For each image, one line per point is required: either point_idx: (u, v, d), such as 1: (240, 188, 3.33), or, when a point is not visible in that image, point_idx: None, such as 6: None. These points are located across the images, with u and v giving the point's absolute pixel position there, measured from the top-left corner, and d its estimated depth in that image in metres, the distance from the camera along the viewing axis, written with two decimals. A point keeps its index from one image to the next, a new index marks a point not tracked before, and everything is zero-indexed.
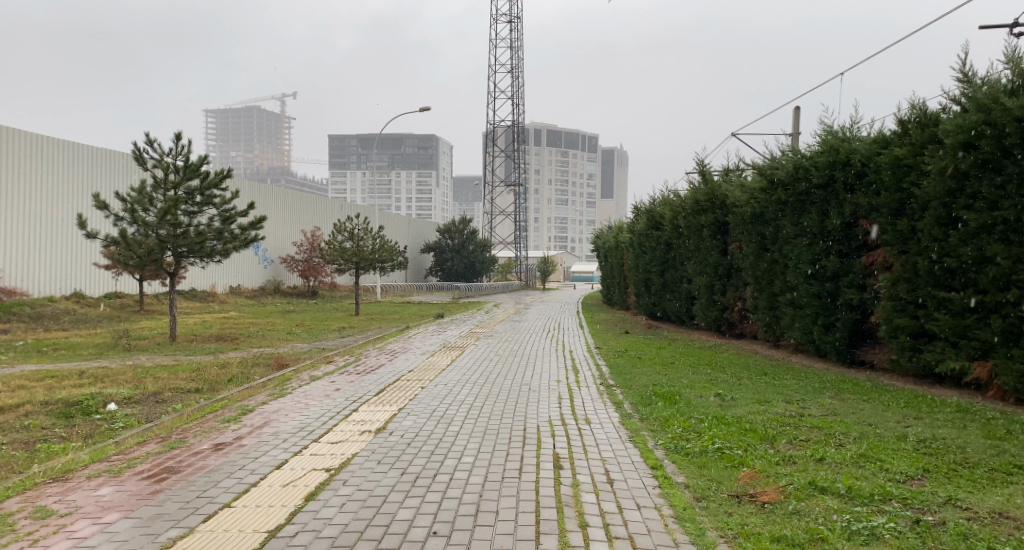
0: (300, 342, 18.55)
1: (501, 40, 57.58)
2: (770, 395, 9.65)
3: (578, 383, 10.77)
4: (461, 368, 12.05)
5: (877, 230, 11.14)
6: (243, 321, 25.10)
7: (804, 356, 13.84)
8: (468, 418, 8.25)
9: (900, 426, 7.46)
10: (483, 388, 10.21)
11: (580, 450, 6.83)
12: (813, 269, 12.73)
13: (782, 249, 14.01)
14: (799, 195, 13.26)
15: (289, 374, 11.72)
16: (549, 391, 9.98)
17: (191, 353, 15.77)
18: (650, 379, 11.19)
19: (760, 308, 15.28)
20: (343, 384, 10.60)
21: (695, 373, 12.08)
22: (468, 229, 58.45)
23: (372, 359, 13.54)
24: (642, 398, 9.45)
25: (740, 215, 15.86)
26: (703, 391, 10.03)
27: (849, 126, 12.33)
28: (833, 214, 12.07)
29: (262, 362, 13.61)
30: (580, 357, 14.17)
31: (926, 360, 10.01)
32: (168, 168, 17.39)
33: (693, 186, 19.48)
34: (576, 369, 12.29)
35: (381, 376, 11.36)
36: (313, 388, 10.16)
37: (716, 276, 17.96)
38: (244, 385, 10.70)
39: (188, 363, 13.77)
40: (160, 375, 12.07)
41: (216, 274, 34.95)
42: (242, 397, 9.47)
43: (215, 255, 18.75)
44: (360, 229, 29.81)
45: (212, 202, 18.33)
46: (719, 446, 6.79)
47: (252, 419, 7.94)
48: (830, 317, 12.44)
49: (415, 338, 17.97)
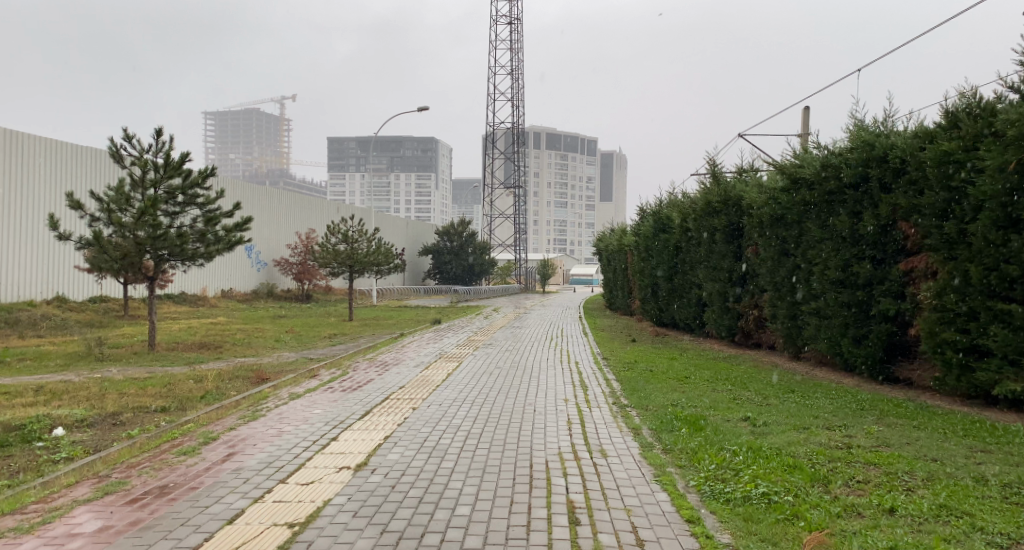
0: (287, 351, 17.42)
1: (501, 41, 56.68)
2: (806, 419, 8.55)
3: (587, 402, 9.70)
4: (456, 384, 10.96)
5: (919, 232, 10.06)
6: (231, 326, 23.93)
7: (830, 371, 12.76)
8: (464, 450, 7.18)
9: (971, 463, 6.40)
10: (481, 409, 9.13)
11: (600, 497, 5.77)
12: (842, 276, 11.63)
13: (806, 254, 12.95)
14: (827, 195, 12.19)
15: (268, 391, 10.58)
16: (556, 414, 8.87)
17: (170, 364, 14.63)
18: (667, 398, 10.07)
19: (779, 317, 14.21)
20: (324, 403, 9.47)
21: (715, 391, 10.97)
22: (468, 232, 57.25)
23: (361, 372, 12.42)
24: (662, 424, 8.36)
25: (758, 217, 14.79)
26: (730, 415, 8.91)
27: (883, 120, 11.29)
28: (867, 216, 10.99)
29: (241, 376, 12.47)
30: (587, 370, 13.03)
31: (978, 380, 8.95)
32: (147, 165, 16.26)
33: (704, 186, 18.39)
34: (584, 385, 11.17)
35: (369, 394, 10.24)
36: (290, 408, 9.02)
37: (730, 282, 16.87)
38: (214, 404, 9.55)
39: (161, 376, 12.64)
40: (127, 390, 10.92)
41: (205, 278, 33.77)
42: (209, 420, 8.34)
43: (197, 259, 17.63)
44: (354, 231, 28.69)
45: (195, 202, 17.26)
46: (764, 491, 5.75)
47: (214, 450, 6.83)
48: (861, 329, 11.36)
49: (409, 348, 16.87)
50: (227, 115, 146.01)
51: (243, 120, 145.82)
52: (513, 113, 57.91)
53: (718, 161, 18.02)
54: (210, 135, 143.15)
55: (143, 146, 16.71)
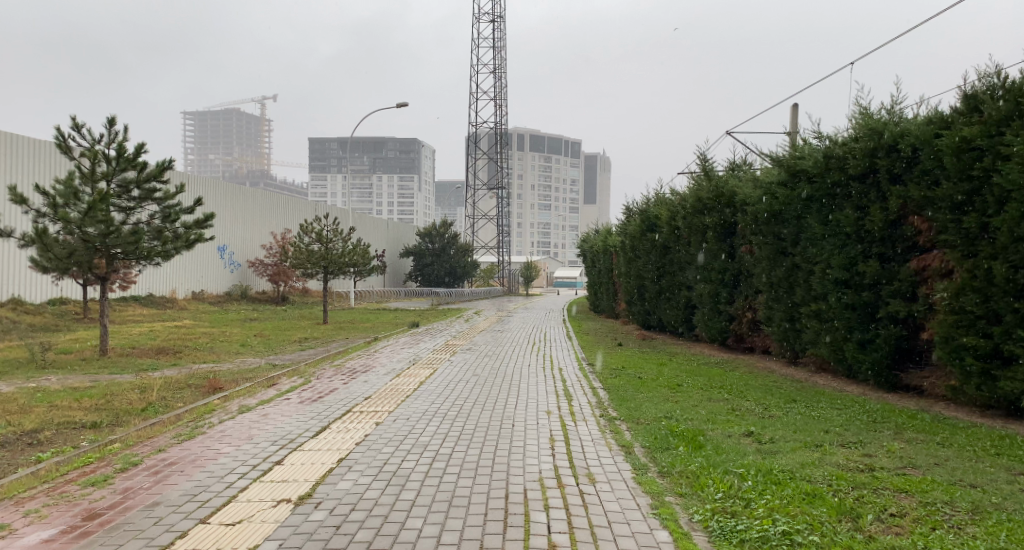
0: (250, 358, 16.29)
1: (484, 40, 55.70)
2: (816, 434, 7.64)
3: (573, 414, 8.75)
4: (429, 394, 9.94)
5: (934, 227, 9.19)
6: (196, 330, 22.71)
7: (830, 377, 11.91)
8: (430, 476, 6.18)
9: (1019, 491, 5.48)
10: (454, 423, 8.13)
11: (589, 539, 4.84)
12: (847, 275, 10.76)
13: (806, 252, 12.08)
14: (829, 188, 11.31)
15: (217, 403, 9.50)
16: (538, 430, 7.90)
17: (119, 373, 13.46)
18: (660, 410, 9.12)
19: (776, 320, 13.35)
20: (276, 418, 8.40)
21: (712, 401, 10.08)
22: (449, 232, 55.99)
23: (324, 381, 11.33)
24: (656, 441, 7.42)
25: (753, 213, 13.93)
26: (732, 430, 7.99)
27: (892, 106, 10.42)
28: (874, 210, 10.11)
29: (192, 386, 11.38)
30: (570, 377, 12.08)
31: (1002, 389, 8.08)
32: (97, 156, 15.16)
33: (695, 182, 17.52)
34: (568, 394, 10.21)
35: (328, 406, 9.16)
36: (236, 424, 7.98)
37: (722, 283, 15.99)
38: (152, 419, 8.49)
39: (104, 386, 11.53)
40: (59, 403, 9.78)
41: (174, 278, 32.42)
42: (138, 439, 7.26)
43: (155, 258, 16.48)
44: (329, 231, 27.55)
45: (152, 196, 16.18)
46: (785, 529, 4.82)
47: (131, 479, 5.76)
48: (867, 332, 10.50)
49: (382, 353, 15.80)
50: (206, 116, 143.58)
51: (222, 120, 143.49)
52: (495, 113, 56.92)
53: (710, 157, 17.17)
54: (189, 135, 141.10)
55: (94, 136, 15.58)
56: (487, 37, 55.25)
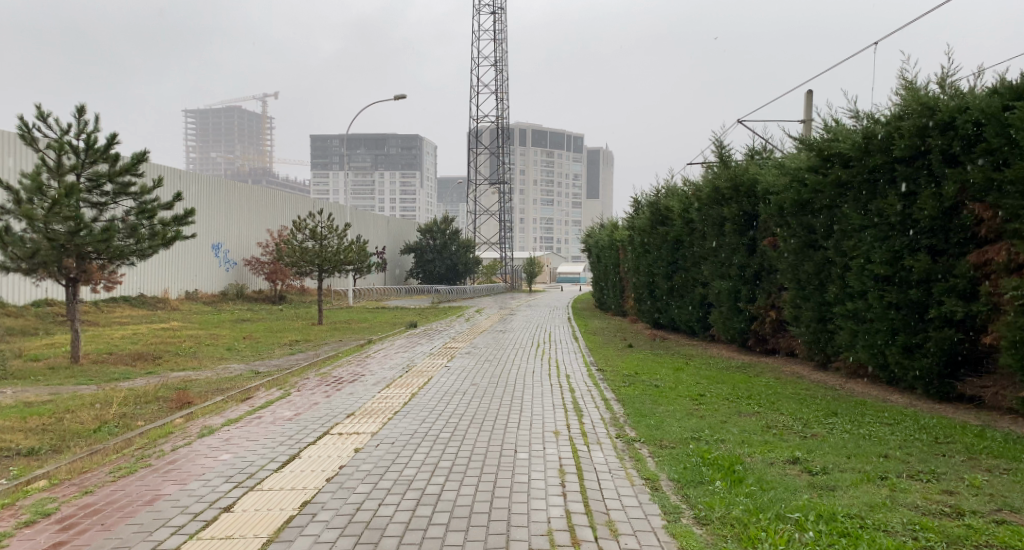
0: (234, 364, 15.16)
1: (484, 32, 54.39)
2: (876, 461, 6.44)
3: (584, 436, 7.57)
4: (420, 410, 8.78)
5: (1000, 215, 7.96)
6: (182, 332, 21.56)
7: (868, 385, 10.71)
8: (414, 527, 5.02)
9: None
10: (447, 449, 6.96)
11: None
12: (890, 271, 9.55)
13: (841, 246, 10.85)
14: (868, 173, 10.08)
15: (176, 423, 8.31)
16: (547, 458, 6.72)
17: (86, 383, 12.33)
18: (685, 429, 7.94)
19: (805, 320, 12.13)
20: (239, 443, 7.20)
21: (741, 415, 8.88)
22: (451, 229, 54.87)
23: (305, 393, 10.12)
24: (687, 472, 6.23)
25: (777, 202, 12.74)
26: (773, 455, 6.79)
27: (943, 78, 9.15)
28: (925, 197, 8.87)
29: (162, 400, 10.23)
30: (579, 386, 10.90)
31: None
32: (64, 148, 14.04)
33: (710, 172, 16.32)
34: (578, 409, 9.02)
35: (303, 427, 7.97)
36: (190, 453, 6.81)
37: (742, 279, 14.79)
38: (98, 445, 7.33)
39: (63, 399, 10.39)
40: (3, 423, 8.62)
41: (167, 277, 31.31)
42: (68, 475, 6.11)
43: (131, 258, 15.32)
44: (324, 227, 26.32)
45: (127, 190, 15.05)
46: None
47: (32, 539, 4.60)
48: (914, 336, 9.29)
49: (375, 358, 14.65)
50: (206, 113, 142.51)
51: (223, 118, 142.25)
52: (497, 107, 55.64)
53: (727, 144, 15.95)
54: (190, 133, 140.23)
55: (61, 126, 14.46)
56: (487, 29, 53.94)
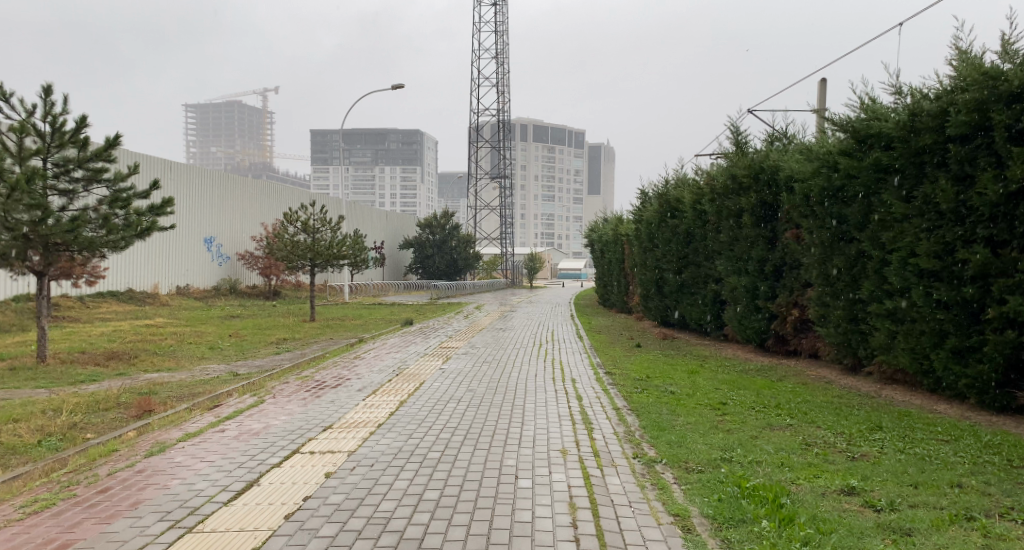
0: (214, 364, 14.06)
1: (484, 24, 53.14)
2: (953, 493, 5.32)
3: (596, 456, 6.48)
4: (407, 423, 7.68)
5: None
6: (165, 330, 20.43)
7: (907, 393, 9.60)
8: None
9: None
10: (434, 475, 5.84)
11: None
12: (939, 265, 8.44)
13: (878, 238, 9.75)
14: (912, 156, 8.98)
15: (125, 438, 7.20)
16: (554, 487, 5.60)
17: (46, 386, 11.25)
18: (712, 447, 6.83)
19: (833, 320, 11.02)
20: (191, 466, 6.11)
21: (773, 429, 7.78)
22: (450, 223, 53.66)
23: (280, 402, 9.01)
24: (726, 508, 5.10)
25: (803, 190, 11.62)
26: (823, 483, 5.69)
27: (1005, 45, 8.06)
28: (985, 181, 7.78)
29: (123, 407, 9.12)
30: (587, 393, 9.79)
31: None
32: (26, 128, 12.90)
33: (725, 160, 15.21)
34: (586, 421, 7.92)
35: (271, 443, 6.89)
36: (127, 478, 5.72)
37: (761, 275, 13.69)
38: (26, 466, 6.24)
39: (11, 407, 9.28)
40: None
41: (157, 272, 30.19)
42: None
43: (101, 250, 14.17)
44: (317, 219, 25.21)
45: (97, 177, 13.91)
46: None
47: None
48: (968, 339, 8.19)
49: (365, 359, 13.54)
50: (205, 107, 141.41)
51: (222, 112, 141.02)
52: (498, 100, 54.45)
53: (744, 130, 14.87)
54: (189, 127, 139.05)
55: (25, 107, 13.32)
56: (488, 21, 52.70)
